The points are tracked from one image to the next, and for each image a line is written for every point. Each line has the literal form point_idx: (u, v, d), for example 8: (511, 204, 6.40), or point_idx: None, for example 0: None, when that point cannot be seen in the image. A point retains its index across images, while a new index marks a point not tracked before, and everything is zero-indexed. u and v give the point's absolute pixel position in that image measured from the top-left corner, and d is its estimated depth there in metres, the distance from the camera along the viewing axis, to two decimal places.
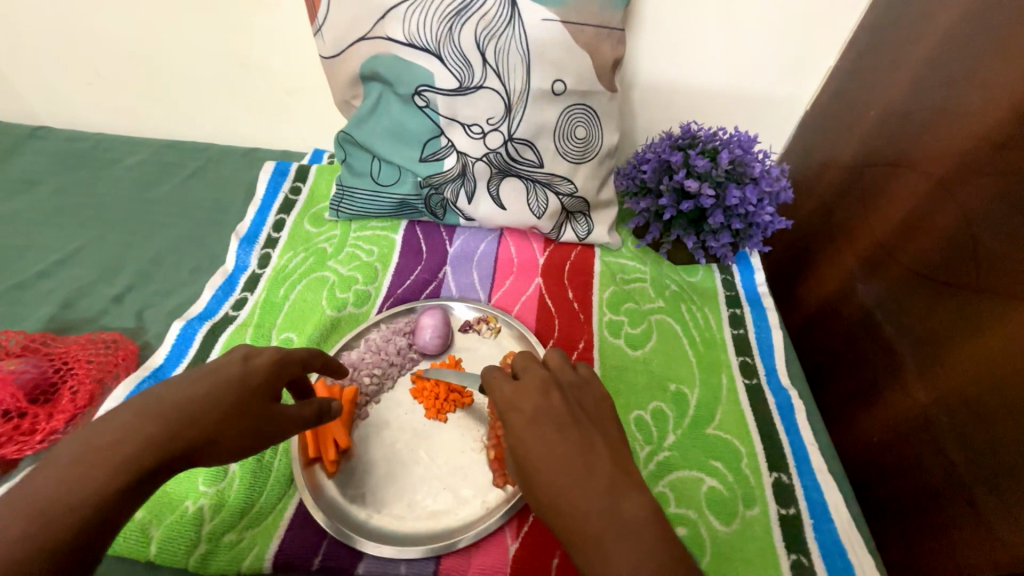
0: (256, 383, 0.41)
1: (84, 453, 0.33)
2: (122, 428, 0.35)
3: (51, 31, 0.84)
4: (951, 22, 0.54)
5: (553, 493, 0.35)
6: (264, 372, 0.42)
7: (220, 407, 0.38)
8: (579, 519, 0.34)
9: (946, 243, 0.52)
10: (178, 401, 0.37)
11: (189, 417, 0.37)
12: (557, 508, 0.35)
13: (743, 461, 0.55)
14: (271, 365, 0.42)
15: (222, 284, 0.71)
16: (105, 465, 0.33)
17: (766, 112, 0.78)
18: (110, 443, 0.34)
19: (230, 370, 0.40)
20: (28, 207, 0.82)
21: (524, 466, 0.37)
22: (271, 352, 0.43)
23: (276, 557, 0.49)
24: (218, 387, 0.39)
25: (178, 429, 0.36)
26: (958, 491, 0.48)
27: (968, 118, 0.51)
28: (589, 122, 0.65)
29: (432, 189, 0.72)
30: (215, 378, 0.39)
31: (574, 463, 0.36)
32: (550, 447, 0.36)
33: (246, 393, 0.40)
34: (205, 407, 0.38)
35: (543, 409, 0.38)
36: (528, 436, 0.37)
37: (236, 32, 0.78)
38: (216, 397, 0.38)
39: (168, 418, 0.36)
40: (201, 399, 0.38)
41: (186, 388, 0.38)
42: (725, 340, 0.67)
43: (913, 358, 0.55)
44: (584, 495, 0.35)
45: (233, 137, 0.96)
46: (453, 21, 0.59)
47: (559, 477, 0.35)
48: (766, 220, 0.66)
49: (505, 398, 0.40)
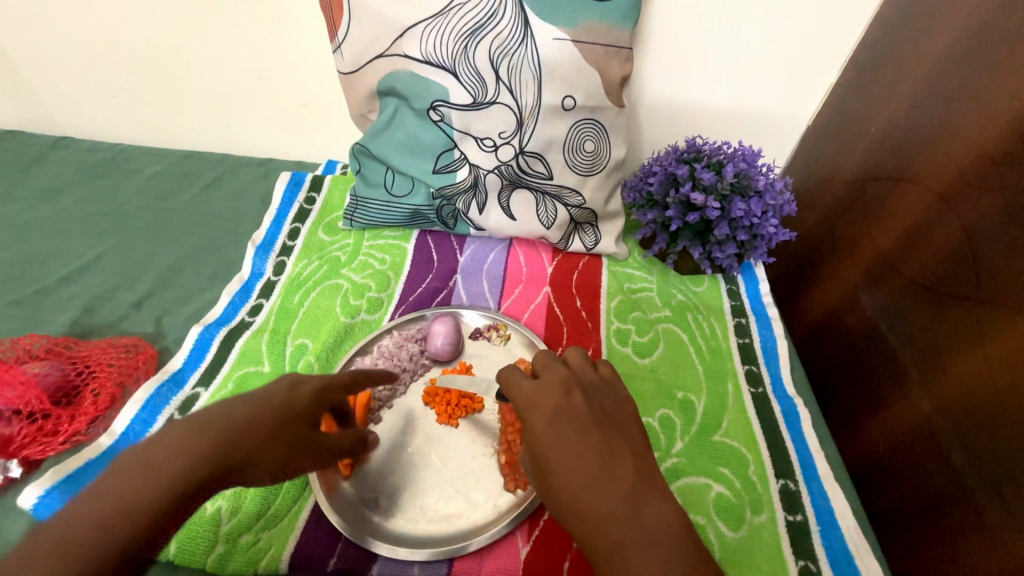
0: (298, 410, 0.42)
1: (150, 462, 0.35)
2: (180, 443, 0.36)
3: (77, 45, 0.87)
4: (948, 43, 0.56)
5: (571, 493, 0.36)
6: (306, 399, 0.43)
7: (266, 427, 0.39)
8: (597, 519, 0.35)
9: (948, 255, 0.53)
10: (235, 419, 0.38)
11: (238, 437, 0.38)
12: (574, 508, 0.36)
13: (750, 468, 0.56)
14: (313, 393, 0.44)
15: (238, 290, 0.73)
16: (167, 477, 0.34)
17: (769, 128, 0.80)
18: (168, 456, 0.35)
19: (276, 396, 0.41)
20: (51, 215, 0.84)
21: (542, 464, 0.38)
22: (314, 382, 0.45)
23: (292, 558, 0.50)
24: (268, 409, 0.40)
25: (227, 451, 0.37)
26: (964, 498, 0.48)
27: (967, 135, 0.53)
28: (597, 136, 0.67)
29: (444, 200, 0.74)
30: (264, 403, 0.40)
31: (595, 463, 0.37)
32: (571, 446, 0.38)
33: (289, 419, 0.41)
34: (252, 428, 0.39)
35: (564, 408, 0.40)
36: (548, 434, 0.39)
37: (255, 47, 0.81)
38: (263, 419, 0.39)
39: (224, 434, 0.37)
40: (254, 418, 0.39)
41: (236, 409, 0.39)
42: (730, 349, 0.68)
43: (917, 367, 0.56)
44: (604, 496, 0.36)
45: (249, 148, 0.99)
46: (468, 40, 0.62)
47: (577, 478, 0.36)
48: (770, 231, 0.68)
49: (526, 395, 0.41)
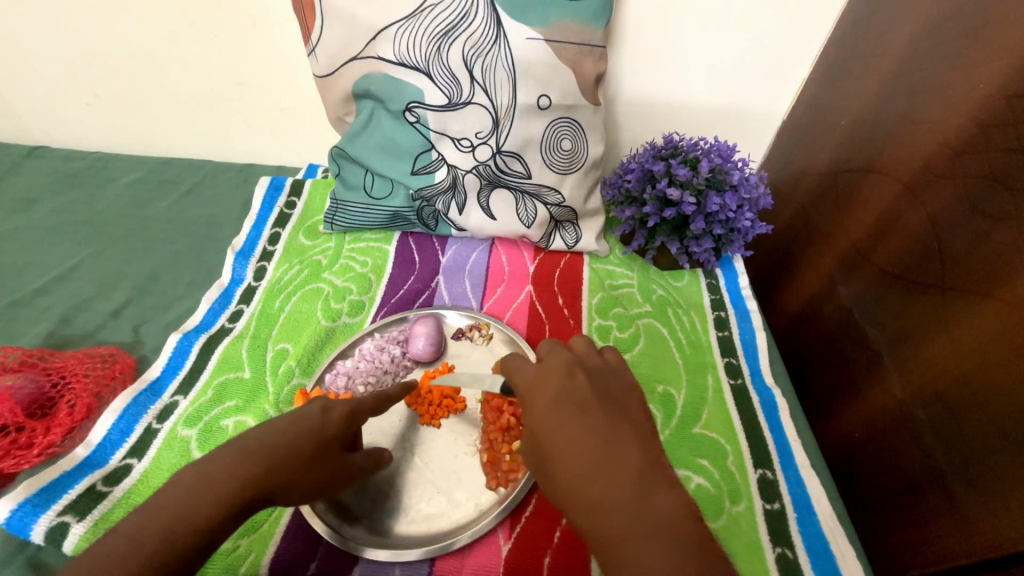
0: (332, 432, 0.44)
1: (201, 484, 0.37)
2: (229, 466, 0.39)
3: (50, 54, 0.86)
4: (912, 36, 0.57)
5: (574, 478, 0.36)
6: (340, 422, 0.45)
7: (301, 450, 0.41)
8: (602, 505, 0.35)
9: (916, 245, 0.54)
10: (276, 443, 0.41)
11: (279, 460, 0.40)
12: (578, 494, 0.36)
13: (729, 458, 0.57)
14: (346, 416, 0.45)
15: (218, 297, 0.73)
16: (215, 499, 0.37)
17: (745, 123, 0.81)
18: (217, 479, 0.38)
19: (312, 419, 0.43)
20: (25, 225, 0.83)
21: (545, 449, 0.38)
22: (346, 403, 0.46)
23: (272, 562, 0.50)
24: (304, 433, 0.42)
25: (269, 475, 0.39)
26: (936, 482, 0.49)
27: (931, 126, 0.54)
28: (573, 135, 0.68)
29: (424, 202, 0.74)
30: (302, 426, 0.42)
31: (598, 446, 0.36)
32: (574, 429, 0.37)
33: (323, 441, 0.43)
34: (291, 453, 0.41)
35: (568, 390, 0.39)
36: (550, 419, 0.38)
37: (231, 52, 0.81)
38: (300, 442, 0.41)
39: (266, 458, 0.40)
40: (294, 441, 0.41)
41: (277, 434, 0.41)
42: (710, 343, 0.69)
43: (890, 355, 0.57)
44: (609, 480, 0.35)
45: (229, 153, 0.98)
46: (441, 41, 0.62)
47: (581, 462, 0.36)
48: (746, 225, 0.69)
49: (527, 380, 0.41)
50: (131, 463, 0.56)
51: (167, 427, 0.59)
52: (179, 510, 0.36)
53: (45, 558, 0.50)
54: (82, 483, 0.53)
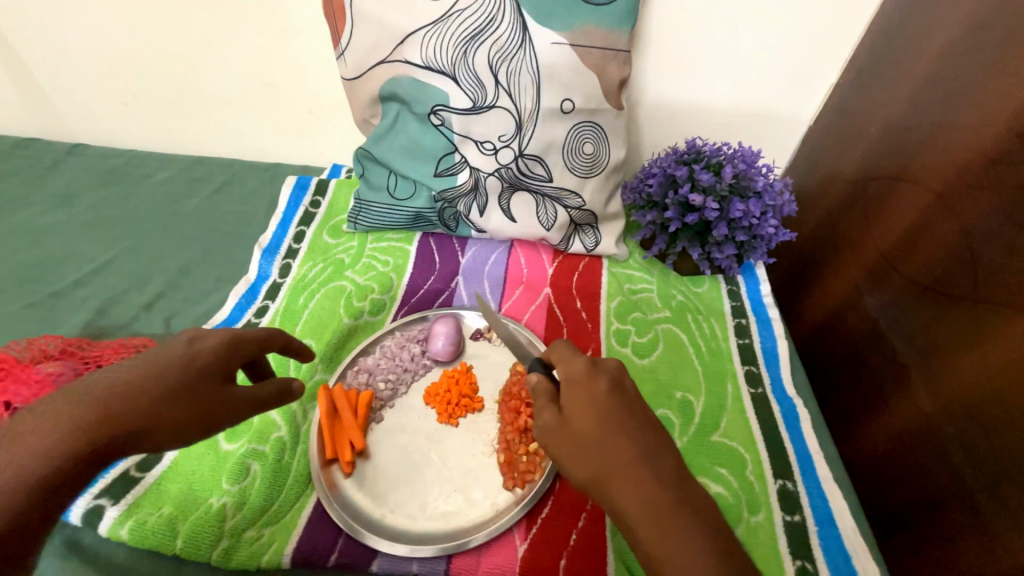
0: (200, 365, 0.41)
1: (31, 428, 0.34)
2: (65, 411, 0.35)
3: (91, 54, 0.89)
4: (948, 41, 0.56)
5: (617, 468, 0.36)
6: (210, 352, 0.42)
7: (164, 387, 0.38)
8: (645, 496, 0.35)
9: (947, 255, 0.53)
10: (102, 384, 0.37)
11: (130, 400, 0.37)
12: (619, 483, 0.36)
13: (748, 468, 0.57)
14: (219, 347, 0.43)
15: (245, 293, 0.75)
16: (48, 442, 0.34)
17: (770, 129, 0.81)
18: (53, 421, 0.35)
19: (173, 354, 0.40)
20: (64, 220, 0.86)
21: (586, 437, 0.37)
22: (220, 337, 0.43)
23: (294, 553, 0.51)
24: (152, 369, 0.39)
25: (116, 412, 0.36)
26: (964, 499, 0.48)
27: (966, 134, 0.53)
28: (596, 139, 0.68)
29: (446, 203, 0.75)
30: (162, 361, 0.40)
31: (647, 442, 0.37)
32: (624, 422, 0.38)
33: (189, 372, 0.40)
34: (138, 391, 0.37)
35: (617, 389, 0.40)
36: (599, 410, 0.38)
37: (262, 53, 0.83)
38: (159, 379, 0.38)
39: (92, 403, 0.36)
40: (149, 377, 0.38)
41: (111, 374, 0.38)
42: (730, 350, 0.68)
43: (917, 368, 0.56)
44: (655, 473, 0.36)
45: (257, 152, 1.01)
46: (467, 45, 0.63)
47: (628, 454, 0.36)
48: (769, 232, 0.68)
49: (577, 372, 0.41)
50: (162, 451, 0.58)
51: None
52: (18, 455, 0.33)
53: (80, 538, 0.52)
54: (116, 468, 0.55)
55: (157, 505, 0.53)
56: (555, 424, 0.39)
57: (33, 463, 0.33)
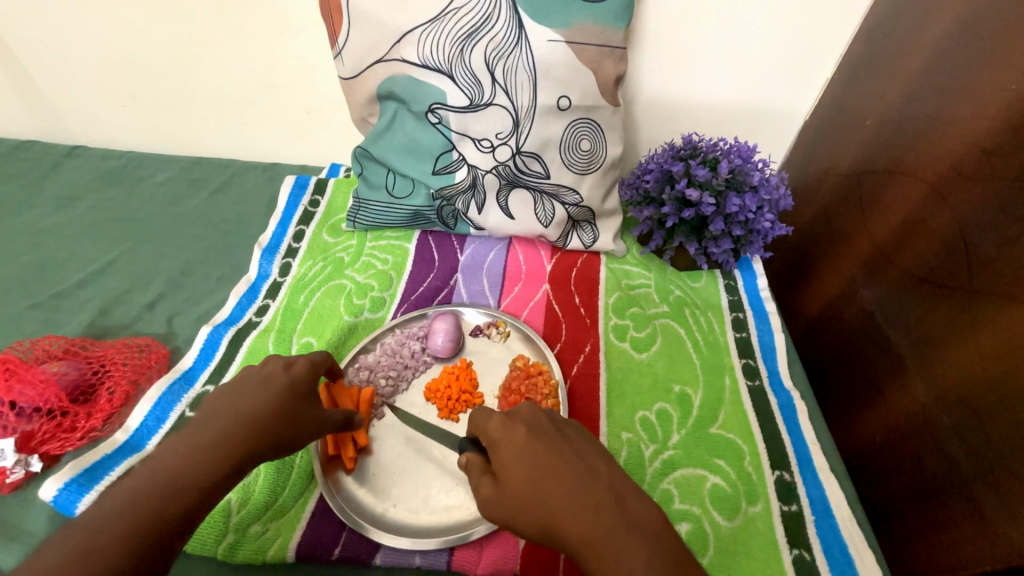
0: (303, 388, 0.47)
1: (190, 448, 0.40)
2: (215, 434, 0.41)
3: (90, 57, 0.89)
4: (941, 36, 0.56)
5: (553, 506, 0.36)
6: (305, 376, 0.48)
7: (279, 408, 0.45)
8: (592, 526, 0.35)
9: (941, 248, 0.54)
10: (242, 408, 0.43)
11: (261, 421, 0.43)
12: (568, 523, 0.36)
13: (746, 459, 0.57)
14: (308, 370, 0.49)
15: (246, 292, 0.75)
16: (216, 451, 0.41)
17: (765, 124, 0.81)
18: (215, 439, 0.41)
19: (281, 379, 0.46)
20: (65, 221, 0.87)
21: (523, 491, 0.38)
22: (305, 360, 0.50)
23: (298, 547, 0.51)
24: (275, 391, 0.45)
25: (265, 427, 0.43)
26: (959, 487, 0.49)
27: (959, 127, 0.53)
28: (593, 135, 0.68)
29: (444, 201, 0.75)
30: (273, 388, 0.45)
31: (580, 472, 0.38)
32: (553, 462, 0.39)
33: (298, 395, 0.46)
34: (272, 412, 0.44)
35: (536, 429, 0.41)
36: (525, 454, 0.39)
37: (260, 55, 0.83)
38: (280, 400, 0.45)
39: (248, 421, 0.43)
40: (268, 401, 0.44)
41: (243, 399, 0.44)
42: (727, 344, 0.69)
43: (913, 359, 0.56)
44: (596, 500, 0.37)
45: (255, 152, 1.01)
46: (464, 43, 0.63)
47: (561, 487, 0.37)
48: (766, 226, 0.69)
49: (495, 429, 0.42)
50: None
51: None
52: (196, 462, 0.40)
53: None
54: (121, 466, 0.56)
55: None
56: (495, 493, 0.39)
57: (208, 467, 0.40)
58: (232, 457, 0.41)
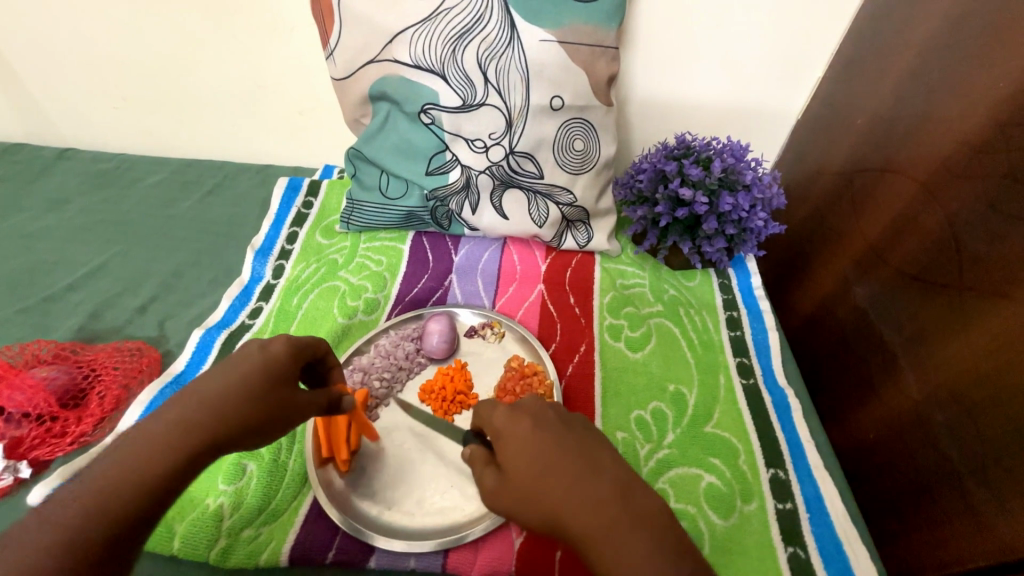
0: (281, 371, 0.44)
1: (141, 439, 0.37)
2: (172, 422, 0.38)
3: (79, 58, 0.89)
4: (929, 35, 0.57)
5: (556, 498, 0.36)
6: (283, 356, 0.45)
7: (250, 391, 0.41)
8: (594, 519, 0.35)
9: (932, 245, 0.54)
10: (208, 392, 0.40)
11: (226, 406, 0.40)
12: (568, 515, 0.35)
13: (741, 457, 0.57)
14: (288, 350, 0.46)
15: (239, 294, 0.75)
16: (172, 442, 0.37)
17: (757, 123, 0.81)
18: (171, 426, 0.38)
19: (254, 360, 0.43)
20: (55, 225, 0.86)
21: (525, 482, 0.37)
22: (285, 339, 0.46)
23: (291, 551, 0.51)
24: (246, 373, 0.42)
25: (231, 413, 0.40)
26: (952, 484, 0.49)
27: (948, 125, 0.54)
28: (586, 135, 0.68)
29: (438, 202, 0.75)
30: (243, 370, 0.42)
31: (582, 464, 0.37)
32: (556, 453, 0.38)
33: (273, 377, 0.43)
34: (240, 397, 0.41)
35: (541, 421, 0.41)
36: (529, 446, 0.39)
37: (252, 56, 0.83)
38: (250, 383, 0.42)
39: (212, 407, 0.40)
40: (238, 384, 0.41)
41: (211, 382, 0.41)
42: (722, 342, 0.69)
43: (905, 356, 0.57)
44: (598, 493, 0.36)
45: (248, 154, 1.01)
46: (456, 43, 0.63)
47: (564, 479, 0.36)
48: (759, 225, 0.69)
49: (500, 421, 0.41)
50: None
51: None
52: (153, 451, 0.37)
53: None
54: None
55: None
56: (497, 484, 0.39)
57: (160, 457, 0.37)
58: (191, 448, 0.38)
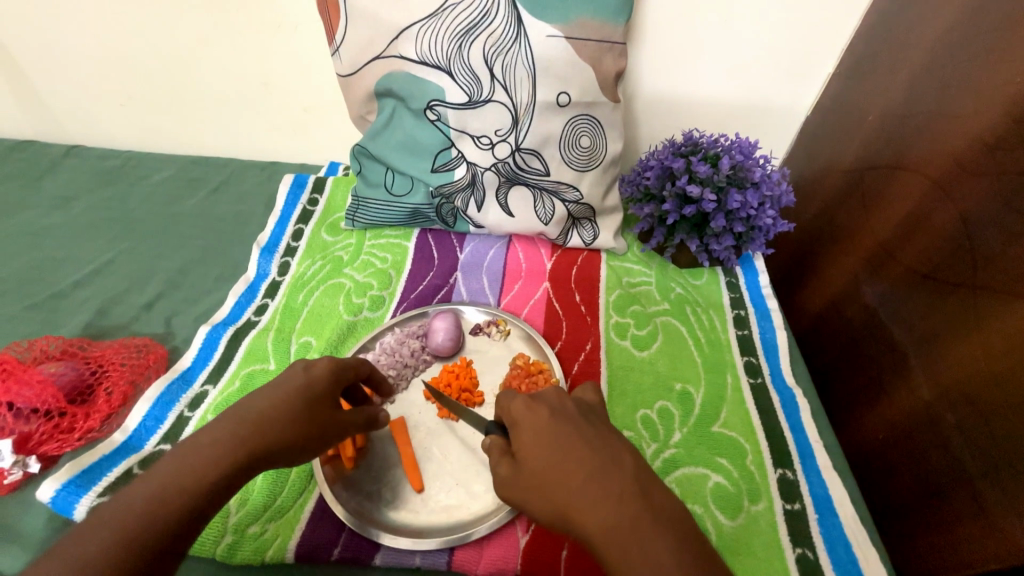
0: (320, 390, 0.45)
1: (184, 453, 0.39)
2: (218, 435, 0.40)
3: (86, 56, 0.89)
4: (943, 30, 0.56)
5: (572, 492, 0.35)
6: (324, 378, 0.46)
7: (290, 412, 0.43)
8: (609, 517, 0.34)
9: (945, 244, 0.53)
10: (255, 410, 0.42)
11: (270, 423, 0.41)
12: (580, 510, 0.35)
13: (748, 458, 0.57)
14: (329, 371, 0.47)
15: (244, 291, 0.75)
16: (213, 456, 0.39)
17: (766, 120, 0.81)
18: (213, 440, 0.39)
19: (296, 379, 0.44)
20: (63, 221, 0.86)
21: (538, 472, 0.37)
22: (328, 361, 0.48)
23: (297, 548, 0.51)
24: (288, 393, 0.43)
25: (270, 433, 0.41)
26: (963, 486, 0.48)
27: (962, 122, 0.53)
28: (593, 132, 0.68)
29: (443, 199, 0.75)
30: (286, 390, 0.44)
31: (600, 458, 0.37)
32: (572, 447, 0.37)
33: (312, 398, 0.44)
34: (282, 416, 0.42)
35: (560, 413, 0.40)
36: (547, 438, 0.38)
37: (258, 53, 0.83)
38: (290, 403, 0.43)
39: (255, 423, 0.41)
40: (280, 403, 0.43)
41: (257, 398, 0.43)
42: (729, 341, 0.68)
43: (916, 356, 0.56)
44: (613, 489, 0.35)
45: (253, 152, 1.01)
46: (462, 40, 0.63)
47: (582, 473, 0.36)
48: (767, 222, 0.68)
49: (517, 410, 0.41)
50: (164, 448, 0.58)
51: (198, 414, 0.61)
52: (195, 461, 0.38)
53: None
54: (119, 466, 0.56)
55: None
56: (511, 473, 0.39)
57: (202, 470, 0.38)
58: (229, 462, 0.39)
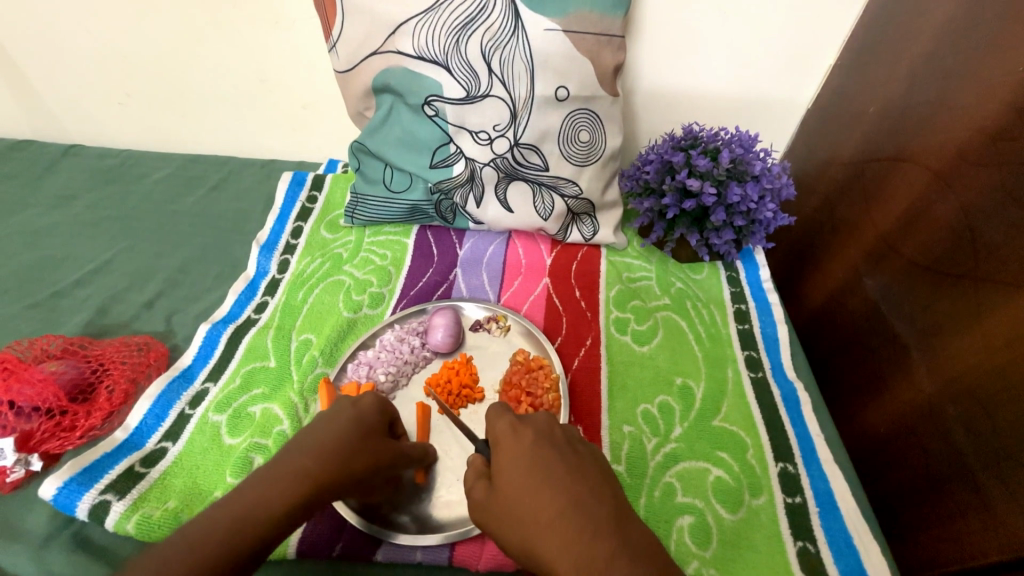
0: (370, 423, 0.46)
1: (256, 480, 0.39)
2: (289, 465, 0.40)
3: (84, 55, 0.89)
4: (943, 22, 0.55)
5: (543, 520, 0.34)
6: (373, 411, 0.47)
7: (348, 439, 0.43)
8: (582, 552, 0.32)
9: (947, 236, 0.53)
10: (315, 437, 0.43)
11: (332, 453, 0.42)
12: (550, 543, 0.33)
13: (749, 451, 0.57)
14: (376, 404, 0.48)
15: (244, 289, 0.75)
16: (286, 485, 0.39)
17: (765, 114, 0.80)
18: (286, 470, 0.40)
19: (348, 412, 0.45)
20: (63, 220, 0.87)
21: (513, 498, 0.36)
22: (373, 394, 0.49)
23: (299, 544, 0.51)
24: (342, 423, 0.44)
25: (335, 461, 0.42)
26: (966, 479, 0.48)
27: (961, 113, 0.52)
28: (592, 126, 0.68)
29: (441, 195, 0.75)
30: (340, 421, 0.44)
31: (576, 488, 0.35)
32: (551, 473, 0.36)
33: (364, 428, 0.45)
34: (340, 446, 0.43)
35: (545, 438, 0.39)
36: (528, 462, 0.37)
37: (256, 51, 0.83)
38: (345, 431, 0.44)
39: (319, 452, 0.41)
40: (336, 432, 0.43)
41: (315, 429, 0.44)
42: (730, 336, 0.68)
43: (918, 348, 0.56)
44: (588, 520, 0.33)
45: (252, 150, 1.01)
46: (460, 33, 0.62)
47: (556, 503, 0.34)
48: (768, 216, 0.68)
49: (501, 430, 0.41)
50: (166, 446, 0.59)
51: (199, 412, 0.62)
52: (271, 488, 0.39)
53: (88, 534, 0.53)
54: (121, 463, 0.56)
55: (162, 500, 0.54)
56: (486, 497, 0.38)
57: (276, 498, 0.38)
58: (301, 491, 0.39)
